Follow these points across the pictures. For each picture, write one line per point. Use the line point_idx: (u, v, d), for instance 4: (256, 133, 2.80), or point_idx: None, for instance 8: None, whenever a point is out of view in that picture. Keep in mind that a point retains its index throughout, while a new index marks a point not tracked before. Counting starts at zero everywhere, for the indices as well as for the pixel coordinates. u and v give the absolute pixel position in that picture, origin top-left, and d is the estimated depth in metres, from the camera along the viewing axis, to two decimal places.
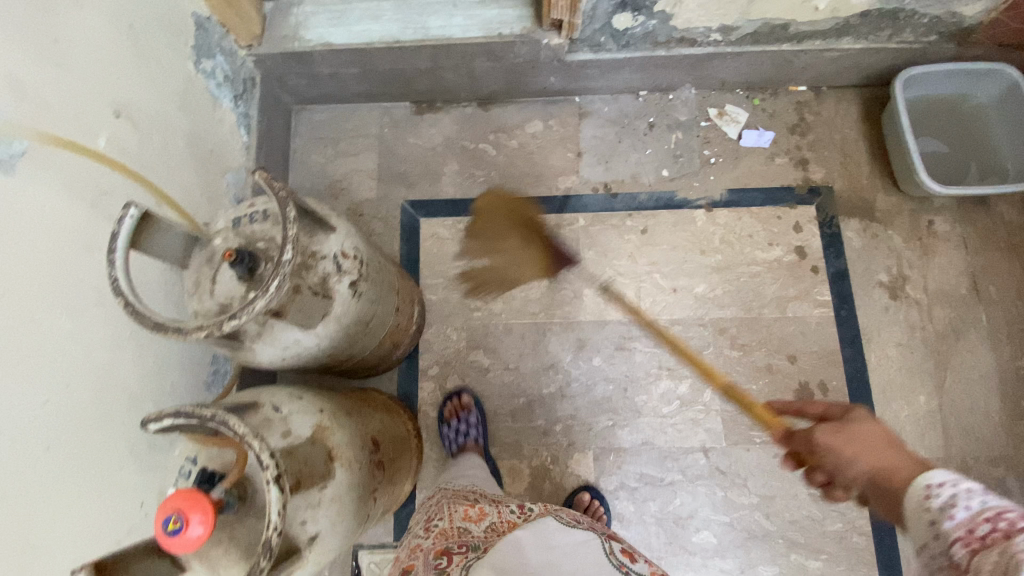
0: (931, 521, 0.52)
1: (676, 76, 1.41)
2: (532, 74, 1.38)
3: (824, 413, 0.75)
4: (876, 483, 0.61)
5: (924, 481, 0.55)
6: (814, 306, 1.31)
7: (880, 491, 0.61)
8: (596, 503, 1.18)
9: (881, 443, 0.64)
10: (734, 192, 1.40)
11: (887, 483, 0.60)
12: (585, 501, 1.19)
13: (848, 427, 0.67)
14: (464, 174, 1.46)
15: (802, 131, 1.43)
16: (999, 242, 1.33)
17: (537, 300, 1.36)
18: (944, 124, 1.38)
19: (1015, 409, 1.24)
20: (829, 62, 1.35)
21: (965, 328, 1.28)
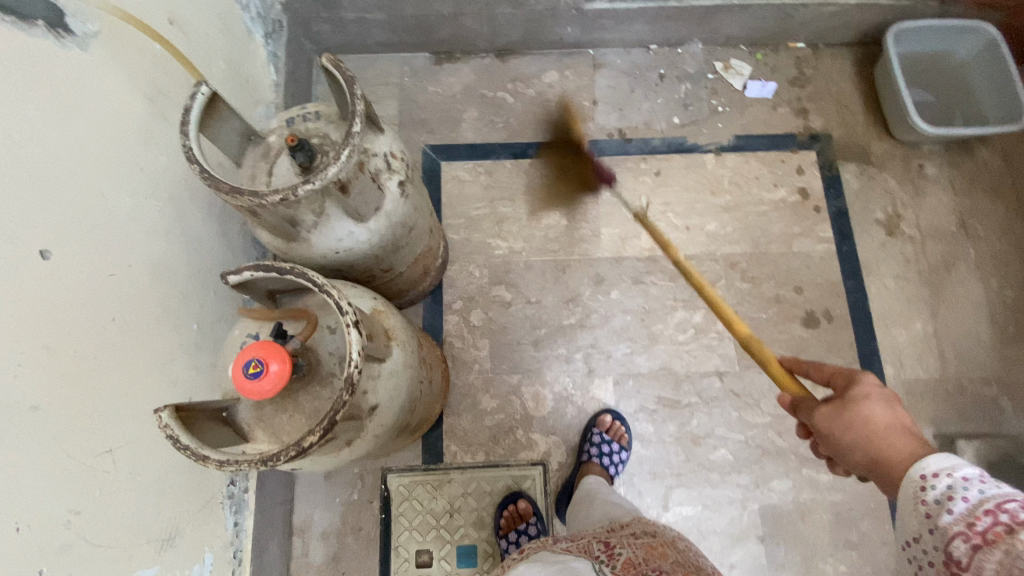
0: (926, 513, 0.55)
1: (685, 30, 1.50)
2: (551, 24, 1.45)
3: (830, 378, 0.70)
4: (873, 469, 0.62)
5: (919, 469, 0.57)
6: (817, 242, 1.39)
7: (878, 476, 0.62)
8: (618, 424, 1.24)
9: (881, 429, 0.62)
10: (741, 138, 1.48)
11: (885, 469, 0.61)
12: (607, 422, 1.25)
13: (850, 411, 0.64)
14: (483, 121, 1.51)
15: (801, 84, 1.52)
16: (982, 185, 1.45)
17: (557, 238, 1.42)
18: (930, 80, 1.50)
19: (1004, 335, 1.34)
20: (826, 17, 1.45)
21: (955, 261, 1.39)
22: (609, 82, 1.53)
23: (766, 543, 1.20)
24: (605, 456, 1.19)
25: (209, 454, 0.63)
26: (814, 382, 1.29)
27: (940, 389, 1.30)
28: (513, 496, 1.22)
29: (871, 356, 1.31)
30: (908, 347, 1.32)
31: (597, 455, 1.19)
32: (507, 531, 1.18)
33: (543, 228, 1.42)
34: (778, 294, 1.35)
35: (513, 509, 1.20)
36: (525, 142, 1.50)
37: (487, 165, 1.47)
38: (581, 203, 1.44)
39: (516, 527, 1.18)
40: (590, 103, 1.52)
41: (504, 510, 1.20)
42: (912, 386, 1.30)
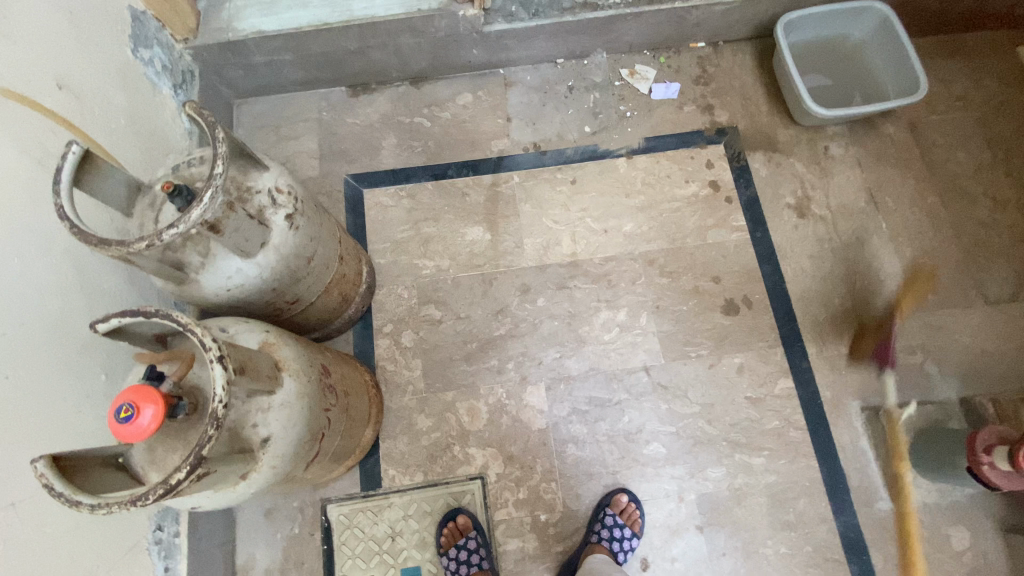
0: None
1: (587, 42, 1.55)
2: (456, 48, 1.51)
3: None
4: None
5: None
6: (731, 231, 1.44)
7: None
8: (632, 506, 1.21)
9: None
10: (650, 140, 1.53)
11: None
12: (622, 502, 1.21)
13: None
14: (402, 147, 1.55)
15: (705, 81, 1.58)
16: (887, 160, 1.50)
17: (482, 253, 1.44)
18: (831, 62, 1.55)
19: (923, 302, 1.37)
20: (718, 16, 1.52)
21: (868, 236, 1.43)
22: (521, 98, 1.59)
23: (706, 532, 1.22)
24: (615, 541, 1.16)
25: (81, 499, 0.63)
26: (738, 367, 1.33)
27: (865, 362, 1.32)
28: (452, 512, 1.23)
29: (793, 336, 1.35)
30: (829, 324, 1.36)
31: (607, 539, 1.16)
32: (447, 547, 1.20)
33: (467, 244, 1.45)
34: (697, 286, 1.40)
35: (453, 526, 1.22)
36: (445, 163, 1.54)
37: (408, 188, 1.51)
38: (503, 216, 1.48)
39: (457, 543, 1.19)
40: (505, 120, 1.57)
41: (443, 527, 1.22)
42: (837, 360, 1.33)
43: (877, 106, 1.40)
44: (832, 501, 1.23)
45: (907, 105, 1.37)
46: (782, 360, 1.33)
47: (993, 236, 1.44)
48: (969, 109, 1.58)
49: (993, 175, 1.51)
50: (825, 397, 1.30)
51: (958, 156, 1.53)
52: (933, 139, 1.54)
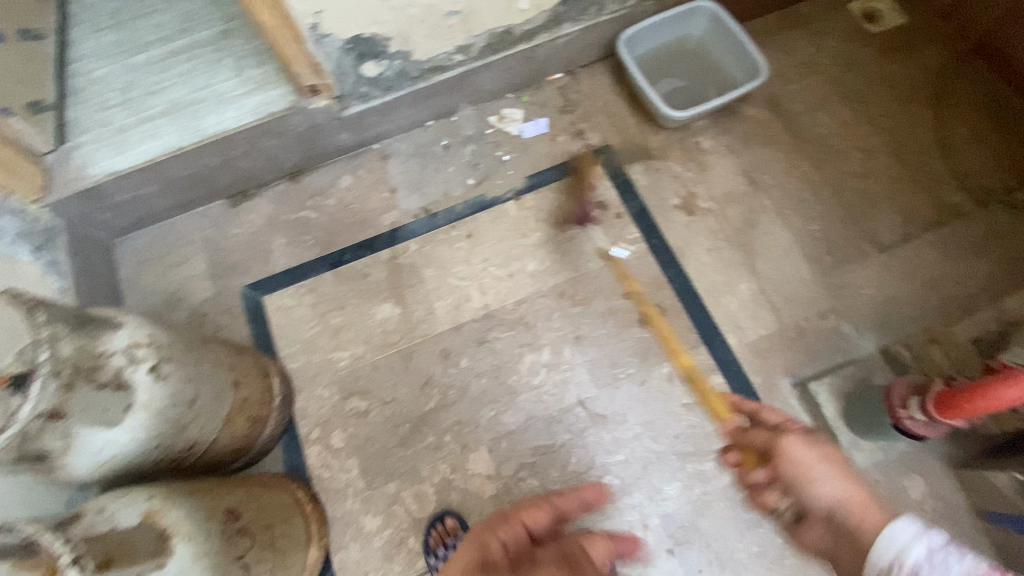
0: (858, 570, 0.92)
1: (449, 99, 1.58)
2: (322, 137, 1.51)
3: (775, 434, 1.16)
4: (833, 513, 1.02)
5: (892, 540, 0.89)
6: (629, 245, 1.47)
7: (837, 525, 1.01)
8: None
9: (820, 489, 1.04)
10: (533, 176, 1.56)
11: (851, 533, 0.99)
12: None
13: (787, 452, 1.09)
14: (293, 245, 1.53)
15: (571, 109, 1.63)
16: (756, 140, 1.57)
17: (394, 329, 1.41)
18: (681, 64, 1.63)
19: (822, 265, 1.42)
20: (565, 47, 1.56)
21: (755, 216, 1.48)
22: (400, 167, 1.60)
23: (677, 553, 1.21)
24: None
25: None
26: (669, 376, 1.33)
27: (785, 338, 1.35)
28: (440, 515, 1.25)
29: (711, 331, 1.37)
30: (742, 310, 1.38)
31: None
32: (435, 547, 1.21)
33: (378, 324, 1.42)
34: (611, 307, 1.41)
35: (441, 528, 1.23)
36: (339, 249, 1.52)
37: (308, 284, 1.48)
38: (407, 287, 1.46)
39: (444, 543, 1.21)
40: (389, 192, 1.57)
41: (432, 529, 1.23)
42: (758, 344, 1.35)
43: (731, 93, 1.47)
44: None
45: (758, 87, 1.45)
46: (709, 359, 1.35)
47: (870, 185, 1.51)
48: (818, 74, 1.68)
49: (857, 128, 1.59)
50: (756, 381, 1.32)
51: (820, 119, 1.61)
52: (793, 109, 1.62)
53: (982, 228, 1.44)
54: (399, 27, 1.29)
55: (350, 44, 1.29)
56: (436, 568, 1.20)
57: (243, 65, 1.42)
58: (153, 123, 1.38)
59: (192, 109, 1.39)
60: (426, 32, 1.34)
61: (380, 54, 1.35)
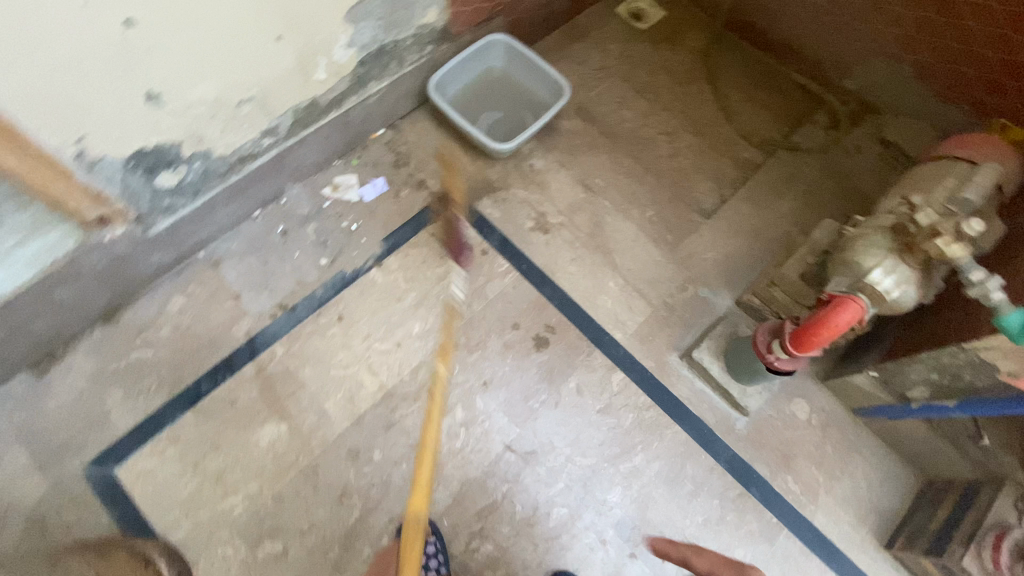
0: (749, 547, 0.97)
1: (272, 184, 1.46)
2: (133, 265, 1.31)
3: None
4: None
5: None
6: (503, 278, 1.49)
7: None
8: None
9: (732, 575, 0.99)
10: (388, 239, 1.51)
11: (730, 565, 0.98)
12: None
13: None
14: (135, 396, 1.30)
15: (404, 161, 1.60)
16: (580, 149, 1.69)
17: (289, 447, 1.27)
18: (493, 95, 1.70)
19: (670, 244, 1.57)
20: (377, 104, 1.54)
21: (602, 217, 1.59)
22: (238, 269, 1.43)
23: (639, 554, 1.25)
24: None
25: None
26: (578, 390, 1.37)
27: (663, 319, 1.47)
28: (412, 519, 1.23)
29: (600, 334, 1.44)
30: (619, 306, 1.48)
31: None
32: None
33: (268, 449, 1.27)
34: (505, 343, 1.41)
35: None
36: (194, 382, 1.32)
37: (167, 434, 1.27)
38: (289, 397, 1.31)
39: None
40: (234, 300, 1.40)
41: (404, 532, 1.21)
42: (643, 332, 1.45)
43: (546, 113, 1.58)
44: (709, 449, 1.34)
45: (566, 102, 1.57)
46: (604, 359, 1.41)
47: (683, 161, 1.71)
48: (611, 75, 1.86)
49: (657, 115, 1.79)
50: (652, 366, 1.42)
51: (626, 115, 1.78)
52: (602, 112, 1.78)
53: (776, 173, 1.70)
54: (188, 129, 1.16)
55: (133, 161, 1.12)
56: None
57: None
58: None
59: None
60: (221, 126, 1.21)
61: (174, 162, 1.19)
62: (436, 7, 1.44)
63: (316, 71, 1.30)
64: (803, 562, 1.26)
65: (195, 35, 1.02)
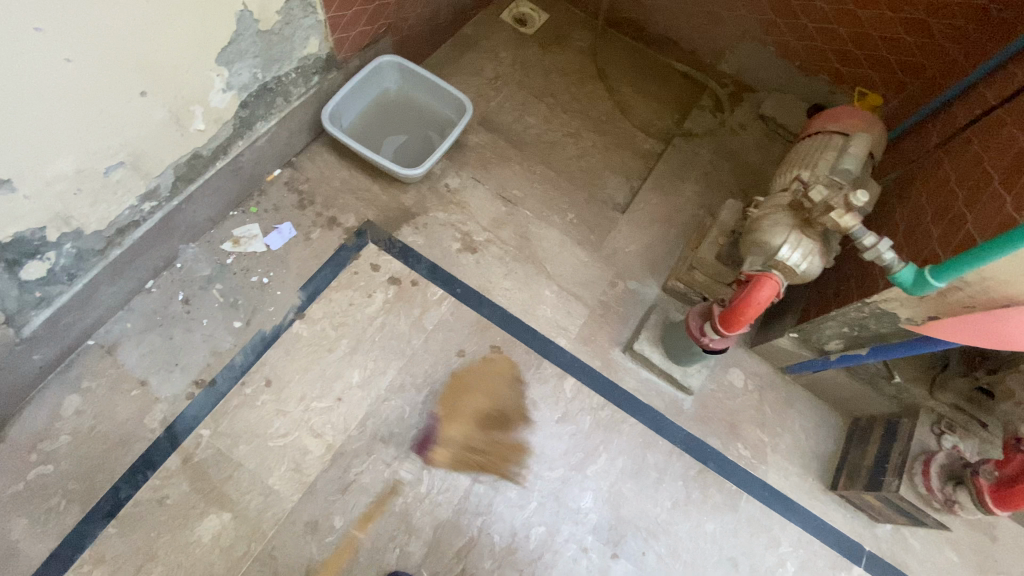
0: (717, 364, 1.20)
1: (162, 250, 1.31)
2: (6, 372, 1.12)
3: None
4: None
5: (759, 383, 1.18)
6: (438, 306, 1.44)
7: None
8: None
9: None
10: (307, 286, 1.40)
11: None
12: None
13: None
14: (36, 522, 1.12)
15: (311, 201, 1.50)
16: (491, 162, 1.68)
17: (237, 536, 1.15)
18: (394, 118, 1.64)
19: (594, 242, 1.60)
20: (270, 145, 1.42)
21: (525, 227, 1.59)
22: (139, 350, 1.27)
23: (619, 553, 1.27)
24: None
25: None
26: (534, 405, 1.37)
27: (600, 317, 1.50)
28: None
29: (544, 344, 1.44)
30: (558, 313, 1.49)
31: None
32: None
33: (213, 544, 1.14)
34: (453, 373, 1.37)
35: None
36: (109, 489, 1.16)
37: (87, 556, 1.11)
38: (227, 480, 1.19)
39: None
40: (141, 386, 1.24)
41: None
42: (584, 334, 1.47)
43: (453, 132, 1.55)
44: (665, 434, 1.39)
45: (471, 118, 1.55)
46: (553, 368, 1.42)
47: (591, 159, 1.75)
48: (508, 83, 1.86)
49: (559, 117, 1.82)
50: (600, 366, 1.44)
51: (529, 121, 1.80)
52: (506, 121, 1.78)
53: (677, 159, 1.79)
54: (53, 211, 1.03)
55: None
56: None
57: None
58: None
59: None
60: (90, 200, 1.08)
61: (40, 250, 1.05)
62: (317, 37, 1.35)
63: (194, 122, 1.18)
64: (766, 521, 1.35)
65: (42, 108, 0.91)
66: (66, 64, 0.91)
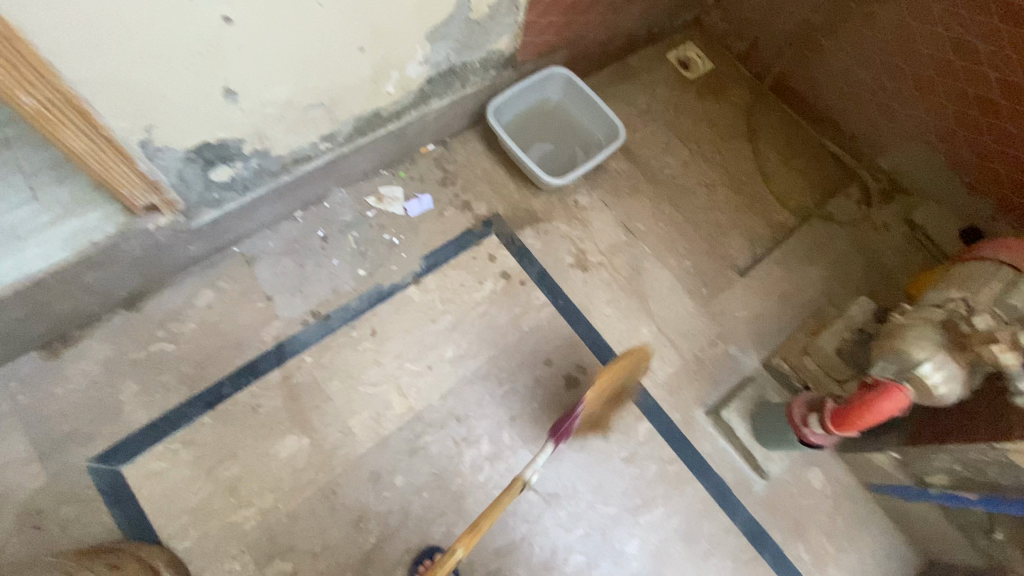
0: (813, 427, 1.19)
1: (319, 187, 1.43)
2: (168, 254, 1.25)
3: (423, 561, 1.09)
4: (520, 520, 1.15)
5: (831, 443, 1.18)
6: (538, 311, 1.48)
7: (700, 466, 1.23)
8: None
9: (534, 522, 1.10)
10: (429, 257, 1.48)
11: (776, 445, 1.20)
12: None
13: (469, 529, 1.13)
14: (151, 391, 1.24)
15: (451, 181, 1.58)
16: (624, 191, 1.70)
17: (308, 464, 1.23)
18: (546, 126, 1.71)
19: (704, 297, 1.59)
20: (435, 121, 1.52)
21: (640, 262, 1.60)
22: (273, 269, 1.39)
23: None
24: None
25: None
26: (604, 435, 1.37)
27: (691, 372, 1.48)
28: (429, 550, 1.20)
29: (630, 380, 1.44)
30: (650, 353, 1.48)
31: None
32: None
33: (287, 462, 1.22)
34: (536, 378, 1.40)
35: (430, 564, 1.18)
36: (215, 382, 1.27)
37: (181, 436, 1.21)
38: (314, 409, 1.28)
39: None
40: (266, 301, 1.36)
41: (420, 564, 1.18)
42: (671, 383, 1.46)
43: (600, 154, 1.58)
44: (726, 508, 1.35)
45: (620, 145, 1.58)
46: (632, 407, 1.41)
47: (721, 215, 1.74)
48: (658, 120, 1.88)
49: (700, 166, 1.82)
50: (678, 419, 1.42)
51: (669, 161, 1.81)
52: (647, 155, 1.80)
53: (809, 240, 1.74)
54: (255, 128, 1.13)
55: (193, 153, 1.08)
56: None
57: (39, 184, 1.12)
58: None
59: None
60: (286, 128, 1.18)
61: (232, 158, 1.16)
62: (508, 35, 1.43)
63: (386, 84, 1.28)
64: None
65: (284, 39, 1.00)
66: (316, 8, 0.99)
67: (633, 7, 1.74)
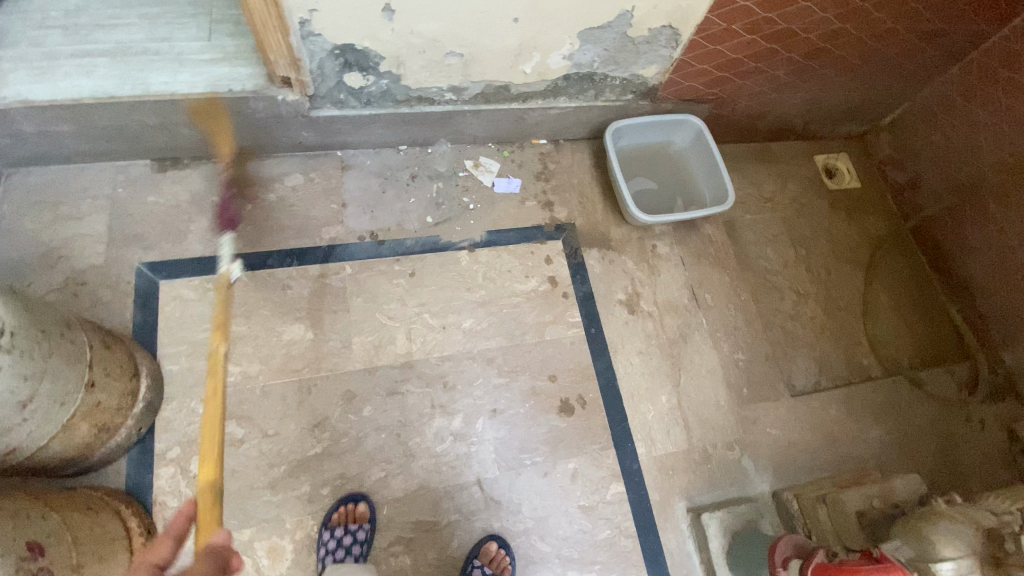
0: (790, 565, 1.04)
1: (428, 132, 1.51)
2: (282, 130, 1.39)
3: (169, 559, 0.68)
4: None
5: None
6: (567, 327, 1.44)
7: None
8: None
9: None
10: (493, 233, 1.51)
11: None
12: None
13: None
14: (214, 234, 1.37)
15: (546, 178, 1.61)
16: (707, 259, 1.62)
17: (300, 355, 1.29)
18: (658, 167, 1.68)
19: (739, 397, 1.46)
20: (556, 118, 1.56)
21: (690, 332, 1.51)
22: (359, 183, 1.49)
23: None
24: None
25: None
26: (572, 473, 1.30)
27: (689, 460, 1.36)
28: (353, 496, 1.19)
29: (624, 436, 1.35)
30: (657, 421, 1.39)
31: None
32: (335, 525, 1.15)
33: (285, 346, 1.29)
34: (534, 387, 1.36)
35: (349, 509, 1.18)
36: (265, 252, 1.37)
37: (216, 281, 1.32)
38: (329, 312, 1.34)
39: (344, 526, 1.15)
40: (339, 206, 1.46)
41: (340, 505, 1.18)
42: (664, 461, 1.35)
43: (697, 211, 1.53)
44: None
45: (722, 211, 1.52)
46: (614, 462, 1.32)
47: (798, 328, 1.60)
48: (775, 211, 1.78)
49: (798, 272, 1.69)
50: (655, 500, 1.31)
51: (768, 253, 1.70)
52: (746, 237, 1.70)
53: (884, 396, 1.55)
54: (397, 52, 1.23)
55: (339, 51, 1.20)
56: (325, 546, 1.14)
57: (218, 33, 1.32)
58: (92, 61, 1.24)
59: (141, 59, 1.25)
60: (423, 64, 1.28)
61: (368, 69, 1.27)
62: (658, 66, 1.45)
63: (525, 63, 1.34)
64: None
65: None
66: None
67: (797, 93, 1.67)
